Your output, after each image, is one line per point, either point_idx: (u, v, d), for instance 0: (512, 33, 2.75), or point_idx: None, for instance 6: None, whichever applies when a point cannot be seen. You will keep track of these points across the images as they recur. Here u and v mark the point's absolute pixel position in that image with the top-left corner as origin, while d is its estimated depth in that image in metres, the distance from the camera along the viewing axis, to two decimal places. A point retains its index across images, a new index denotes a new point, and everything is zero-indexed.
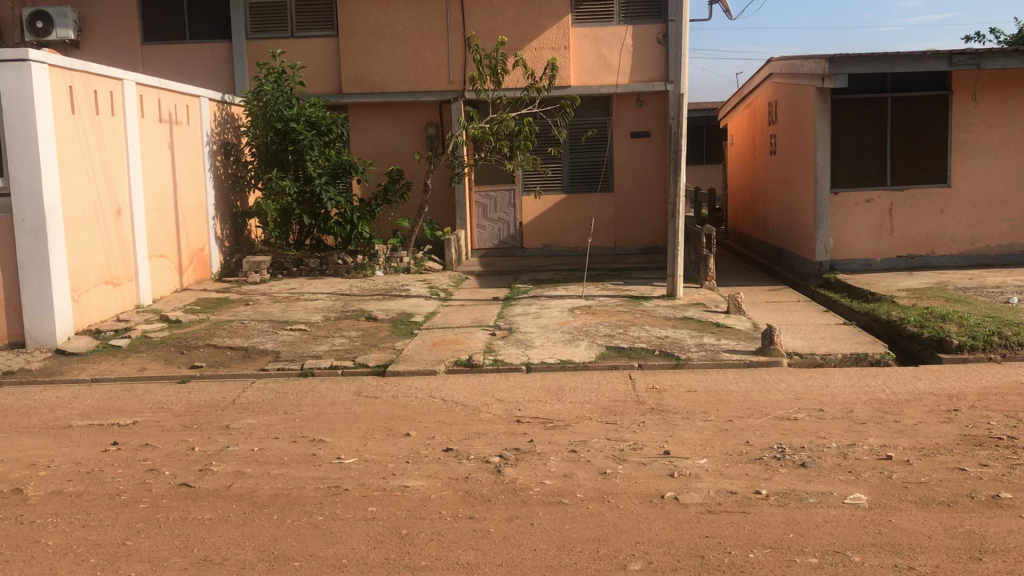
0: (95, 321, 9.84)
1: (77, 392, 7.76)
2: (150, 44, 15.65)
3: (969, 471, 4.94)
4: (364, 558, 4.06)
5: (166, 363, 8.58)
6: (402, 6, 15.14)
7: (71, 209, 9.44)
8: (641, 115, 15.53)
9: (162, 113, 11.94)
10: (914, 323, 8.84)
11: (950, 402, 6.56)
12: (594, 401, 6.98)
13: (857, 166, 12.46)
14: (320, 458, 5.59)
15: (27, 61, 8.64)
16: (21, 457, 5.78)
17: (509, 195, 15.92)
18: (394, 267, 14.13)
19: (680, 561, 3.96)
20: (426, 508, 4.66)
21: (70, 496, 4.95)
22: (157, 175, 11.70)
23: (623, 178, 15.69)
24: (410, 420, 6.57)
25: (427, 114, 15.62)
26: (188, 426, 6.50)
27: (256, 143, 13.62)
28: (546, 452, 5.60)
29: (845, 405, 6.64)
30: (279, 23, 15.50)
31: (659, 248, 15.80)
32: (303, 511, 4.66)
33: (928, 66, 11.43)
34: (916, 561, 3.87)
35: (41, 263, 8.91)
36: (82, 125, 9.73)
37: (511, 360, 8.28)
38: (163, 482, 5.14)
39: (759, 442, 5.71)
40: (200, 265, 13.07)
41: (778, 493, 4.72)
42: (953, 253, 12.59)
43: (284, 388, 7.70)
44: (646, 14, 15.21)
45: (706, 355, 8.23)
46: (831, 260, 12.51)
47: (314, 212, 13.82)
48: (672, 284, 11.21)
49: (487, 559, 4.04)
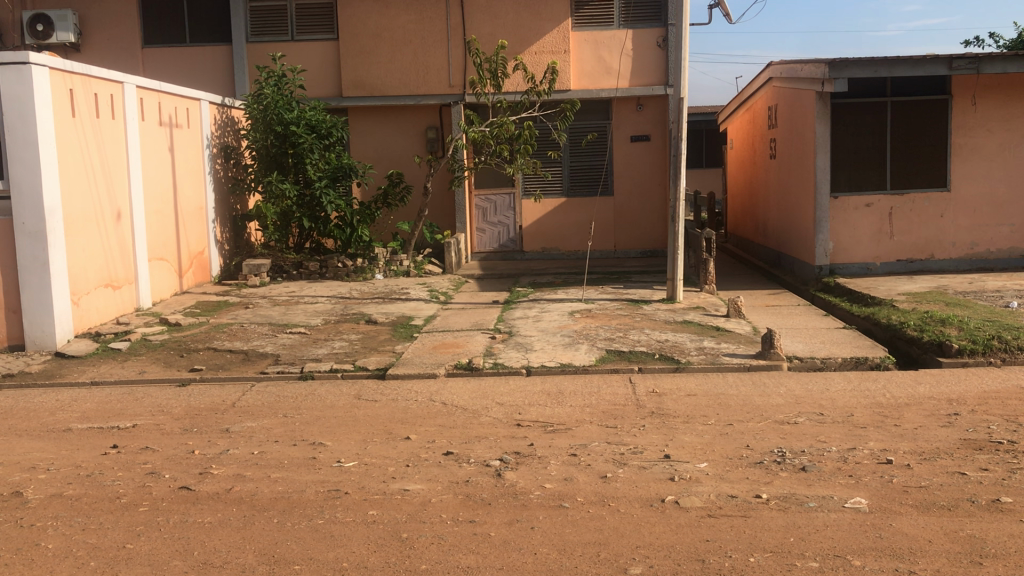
0: (95, 324, 9.86)
1: (75, 395, 7.74)
2: (151, 47, 15.65)
3: (969, 475, 4.94)
4: (364, 562, 4.06)
5: (166, 366, 8.57)
6: (402, 10, 15.17)
7: (71, 213, 9.44)
8: (640, 119, 15.56)
9: (162, 116, 11.95)
10: (914, 327, 8.84)
11: (950, 406, 6.56)
12: (595, 405, 6.99)
13: (857, 169, 12.48)
14: (320, 461, 5.57)
15: (27, 63, 8.66)
16: (19, 460, 5.77)
17: (509, 199, 15.94)
18: (394, 270, 14.15)
19: (680, 565, 3.96)
20: (426, 511, 4.66)
21: (70, 499, 4.95)
22: (158, 179, 11.74)
23: (623, 182, 15.72)
24: (410, 423, 6.57)
25: (427, 118, 15.64)
26: (189, 430, 6.50)
27: (256, 147, 13.61)
28: (546, 455, 5.61)
29: (845, 409, 6.64)
30: (280, 26, 15.51)
31: (659, 252, 15.81)
32: (304, 514, 4.65)
33: (927, 70, 11.45)
34: (916, 565, 3.87)
35: (41, 266, 8.90)
36: (82, 128, 9.74)
37: (512, 364, 8.27)
38: (163, 486, 5.14)
39: (759, 445, 5.71)
40: (200, 268, 13.08)
41: (778, 497, 4.72)
42: (953, 257, 12.60)
43: (283, 392, 7.69)
44: (647, 17, 15.22)
45: (706, 359, 8.25)
46: (831, 264, 12.52)
47: (314, 215, 13.78)
48: (672, 288, 11.17)
49: (487, 563, 4.04)
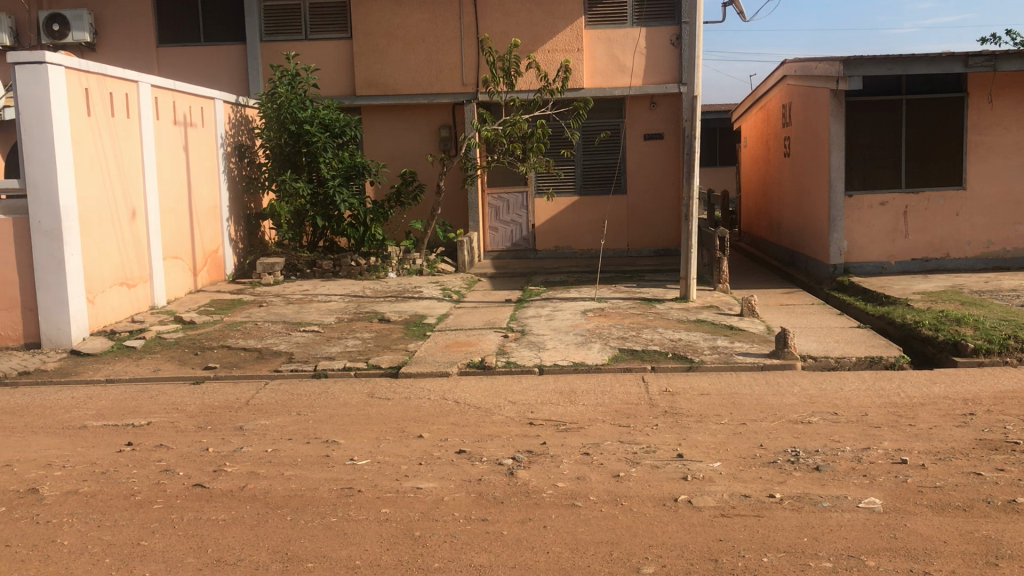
0: (110, 322, 9.92)
1: (91, 393, 7.79)
2: (165, 46, 15.73)
3: (985, 475, 4.91)
4: (377, 560, 4.07)
5: (181, 364, 8.62)
6: (415, 8, 15.19)
7: (86, 211, 9.49)
8: (653, 118, 15.52)
9: (177, 116, 12.01)
10: (929, 326, 8.79)
11: (965, 406, 6.51)
12: (607, 404, 6.99)
13: (872, 168, 12.40)
14: (333, 459, 5.59)
15: (43, 63, 8.71)
16: (36, 456, 5.82)
17: (522, 198, 15.94)
18: (407, 269, 14.23)
19: (694, 565, 3.95)
20: (439, 510, 4.66)
21: (85, 496, 4.99)
22: (173, 178, 11.79)
23: (636, 180, 15.69)
24: (423, 421, 6.59)
25: (440, 117, 15.65)
26: (203, 427, 6.54)
27: (271, 145, 13.61)
28: (559, 454, 5.61)
29: (859, 408, 6.60)
30: (294, 25, 15.57)
31: (672, 251, 15.79)
32: (317, 512, 4.67)
33: (943, 68, 11.38)
34: (931, 566, 3.85)
35: (57, 265, 8.96)
36: (98, 127, 9.80)
37: (524, 362, 8.28)
38: (177, 483, 5.16)
39: (773, 445, 5.69)
40: (214, 267, 13.14)
41: (792, 497, 4.70)
42: (968, 256, 12.52)
43: (297, 390, 7.71)
44: (660, 15, 15.19)
45: (720, 357, 8.23)
46: (845, 263, 12.46)
47: (328, 214, 13.82)
48: (686, 287, 11.14)
49: (500, 562, 4.03)
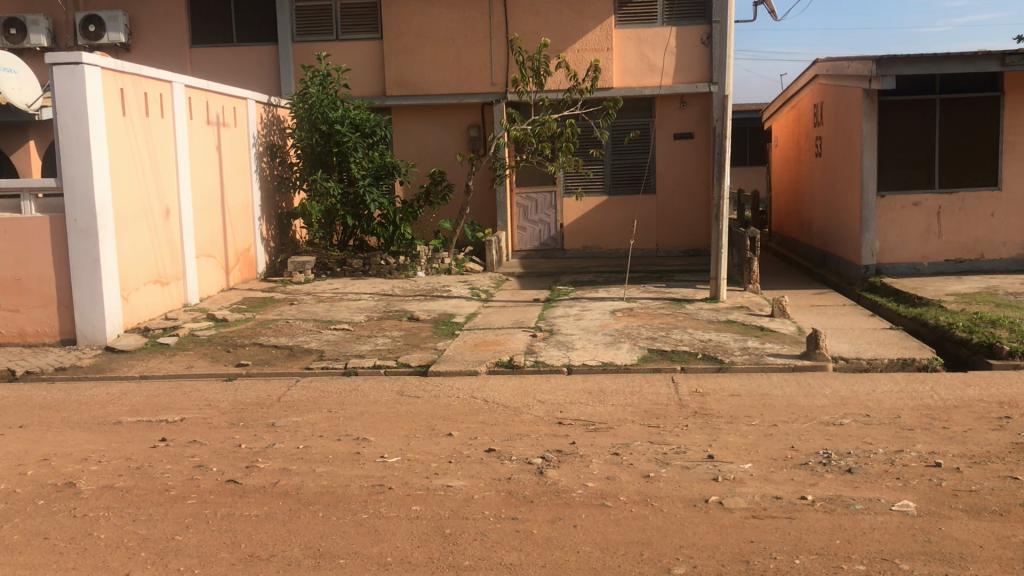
0: (144, 319, 10.05)
1: (125, 389, 7.90)
2: (198, 46, 15.89)
3: (1021, 479, 4.85)
4: (408, 557, 4.09)
5: (213, 361, 8.71)
6: (445, 9, 15.24)
7: (121, 209, 9.62)
8: (684, 117, 15.45)
9: (210, 115, 12.14)
10: (963, 328, 8.69)
11: (1001, 409, 6.43)
12: (636, 404, 6.98)
13: (905, 168, 12.27)
14: (364, 456, 5.63)
15: (80, 63, 8.84)
16: (72, 451, 5.91)
17: (550, 197, 15.94)
18: (435, 268, 14.25)
19: (725, 566, 3.93)
20: (469, 508, 4.68)
21: (121, 490, 5.06)
22: (206, 177, 11.92)
23: (666, 180, 15.63)
24: (452, 420, 6.61)
25: (469, 116, 15.68)
26: (235, 423, 6.60)
27: (302, 145, 13.72)
28: (588, 453, 5.61)
29: (892, 410, 6.54)
30: (325, 26, 15.67)
31: (701, 252, 15.70)
32: (348, 508, 4.71)
33: (979, 67, 11.23)
34: (966, 570, 3.81)
35: (92, 262, 9.09)
36: (133, 127, 9.93)
37: (553, 362, 8.28)
38: (211, 479, 5.22)
39: (804, 447, 5.65)
40: (246, 265, 13.27)
41: (824, 499, 4.67)
42: (1003, 257, 12.35)
43: (327, 387, 7.77)
44: (691, 14, 15.11)
45: (750, 358, 8.18)
46: (877, 263, 12.33)
47: (358, 214, 13.91)
48: (716, 287, 11.09)
49: (530, 560, 4.04)
